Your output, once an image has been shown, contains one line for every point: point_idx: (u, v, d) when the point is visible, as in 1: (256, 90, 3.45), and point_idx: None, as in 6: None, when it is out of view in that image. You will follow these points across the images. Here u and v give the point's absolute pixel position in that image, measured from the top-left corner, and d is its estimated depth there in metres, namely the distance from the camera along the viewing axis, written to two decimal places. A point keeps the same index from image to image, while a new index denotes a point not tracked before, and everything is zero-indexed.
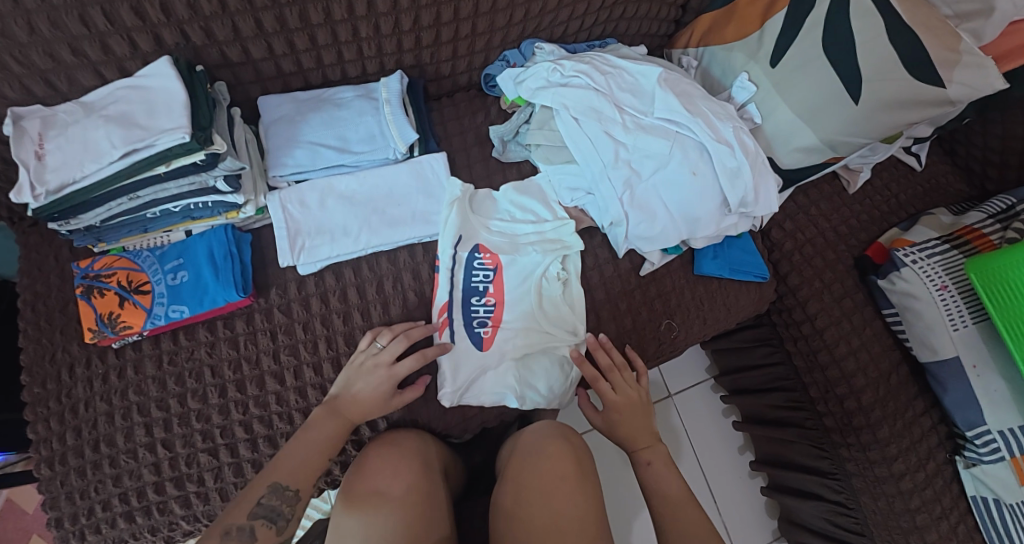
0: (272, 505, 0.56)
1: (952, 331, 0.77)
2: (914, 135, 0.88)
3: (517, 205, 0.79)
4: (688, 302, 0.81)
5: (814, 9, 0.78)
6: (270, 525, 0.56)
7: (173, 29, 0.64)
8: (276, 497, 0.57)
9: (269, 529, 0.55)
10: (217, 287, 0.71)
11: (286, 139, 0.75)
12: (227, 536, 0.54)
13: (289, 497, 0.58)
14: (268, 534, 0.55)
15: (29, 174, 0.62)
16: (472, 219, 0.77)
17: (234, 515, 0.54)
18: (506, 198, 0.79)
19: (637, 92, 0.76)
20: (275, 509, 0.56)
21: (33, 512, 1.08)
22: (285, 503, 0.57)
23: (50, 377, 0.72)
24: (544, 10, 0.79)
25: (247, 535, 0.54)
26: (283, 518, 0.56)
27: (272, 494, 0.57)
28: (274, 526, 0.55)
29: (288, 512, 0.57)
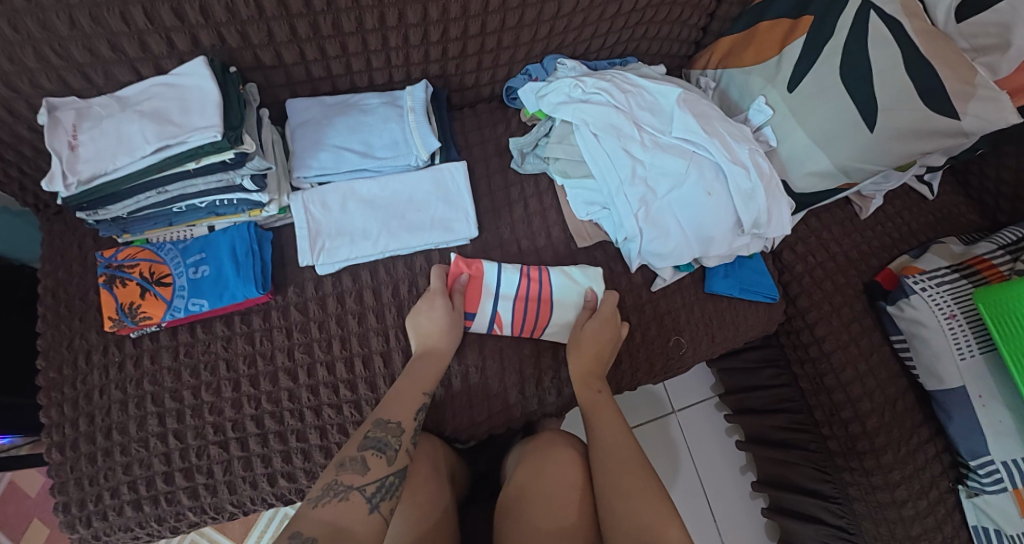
0: (378, 437, 0.59)
1: (958, 360, 0.78)
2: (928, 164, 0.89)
3: (563, 304, 0.76)
4: (697, 320, 0.81)
5: (833, 37, 0.79)
6: (379, 453, 0.57)
7: (210, 30, 0.66)
8: (382, 430, 0.60)
9: (380, 458, 0.57)
10: (237, 283, 0.72)
11: (310, 142, 0.76)
12: (340, 467, 0.55)
13: (392, 429, 0.61)
14: (378, 464, 0.56)
15: (61, 163, 0.64)
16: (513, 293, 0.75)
17: (346, 449, 0.57)
18: (570, 281, 0.77)
19: (656, 111, 0.77)
20: (382, 439, 0.59)
21: (37, 497, 1.08)
22: (389, 434, 0.60)
23: (67, 362, 0.74)
24: (568, 27, 0.81)
25: (360, 465, 0.55)
26: (391, 448, 0.59)
27: (377, 428, 0.60)
28: (383, 455, 0.57)
29: (394, 442, 0.59)
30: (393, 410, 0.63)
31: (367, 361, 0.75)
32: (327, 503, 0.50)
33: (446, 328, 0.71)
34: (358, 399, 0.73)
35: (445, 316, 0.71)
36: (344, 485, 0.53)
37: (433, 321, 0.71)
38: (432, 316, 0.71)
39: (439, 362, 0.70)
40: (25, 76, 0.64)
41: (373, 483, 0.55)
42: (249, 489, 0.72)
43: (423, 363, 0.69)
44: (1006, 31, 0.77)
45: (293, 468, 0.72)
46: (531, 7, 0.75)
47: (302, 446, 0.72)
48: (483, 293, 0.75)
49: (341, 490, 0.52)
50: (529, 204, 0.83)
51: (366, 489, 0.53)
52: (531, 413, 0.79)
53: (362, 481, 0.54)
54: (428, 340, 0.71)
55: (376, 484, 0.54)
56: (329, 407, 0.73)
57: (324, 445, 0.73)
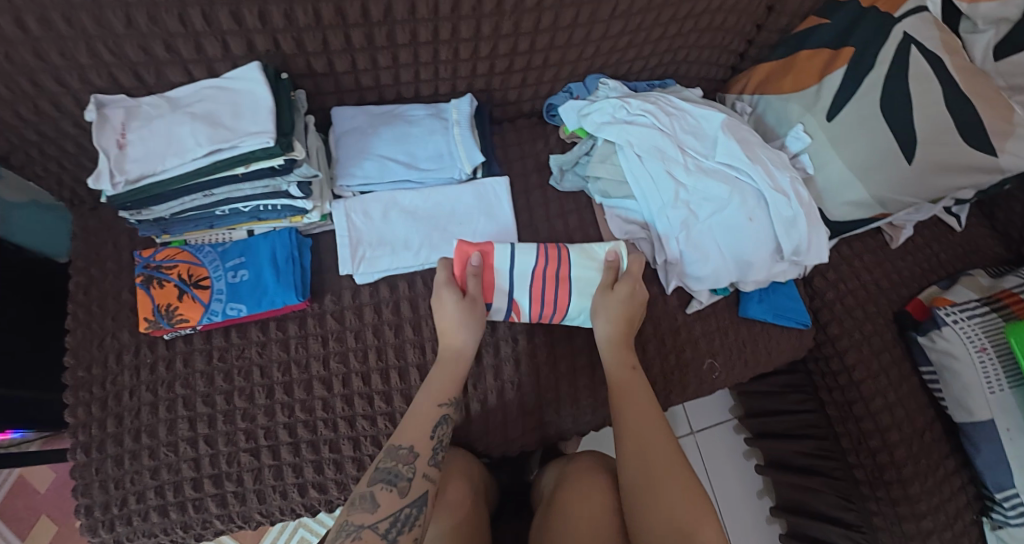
0: (389, 468, 0.57)
1: (988, 394, 0.78)
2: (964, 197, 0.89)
3: (585, 286, 0.73)
4: (731, 344, 0.81)
5: (874, 69, 0.80)
6: (391, 487, 0.56)
7: (266, 36, 0.66)
8: (392, 459, 0.58)
9: (391, 491, 0.55)
10: (276, 289, 0.72)
11: (356, 151, 0.76)
12: (353, 507, 0.54)
13: (404, 456, 0.59)
14: (389, 499, 0.55)
15: (109, 162, 0.63)
16: (529, 278, 0.72)
17: (358, 486, 0.56)
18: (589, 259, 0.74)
19: (699, 135, 0.78)
20: (393, 471, 0.57)
21: (46, 493, 1.06)
22: (400, 463, 0.58)
23: (97, 361, 0.73)
24: (614, 48, 0.82)
25: (369, 503, 0.54)
26: (403, 479, 0.57)
27: (387, 458, 0.58)
28: (394, 488, 0.56)
29: (407, 471, 0.57)
30: (404, 434, 0.61)
31: (402, 374, 0.74)
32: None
33: (460, 323, 0.69)
34: (392, 411, 0.73)
35: (455, 315, 0.69)
36: (355, 524, 0.52)
37: (445, 316, 0.69)
38: (445, 312, 0.69)
39: (459, 363, 0.68)
40: (76, 71, 0.63)
41: (387, 518, 0.53)
42: (278, 499, 0.71)
43: (440, 369, 0.67)
44: None
45: (324, 479, 0.72)
46: (580, 27, 0.77)
47: (334, 457, 0.72)
48: (496, 278, 0.72)
49: (352, 531, 0.52)
50: (563, 210, 0.84)
51: (380, 527, 0.53)
52: (562, 431, 0.78)
53: (374, 519, 0.53)
54: (446, 342, 0.69)
55: (389, 519, 0.54)
56: (363, 419, 0.72)
57: (356, 457, 0.72)
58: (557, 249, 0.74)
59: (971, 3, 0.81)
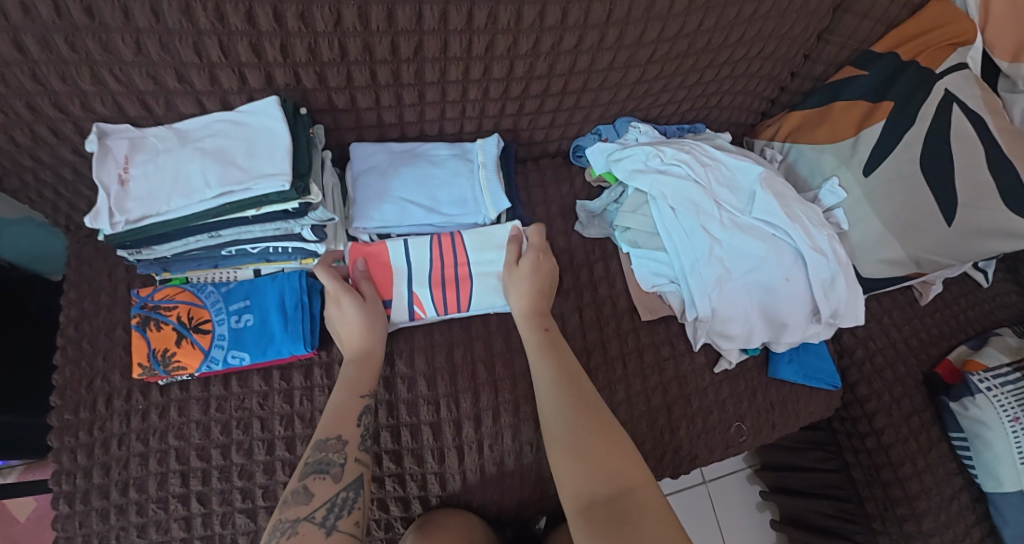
0: (319, 459, 0.52)
1: (1019, 465, 0.75)
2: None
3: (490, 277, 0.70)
4: (760, 405, 0.77)
5: (913, 127, 0.78)
6: (324, 475, 0.51)
7: (287, 70, 0.61)
8: (321, 451, 0.53)
9: (326, 479, 0.51)
10: (284, 338, 0.67)
11: (375, 192, 0.71)
12: (286, 503, 0.49)
13: (334, 445, 0.54)
14: (323, 486, 0.50)
15: (108, 200, 0.57)
16: (427, 263, 0.69)
17: (288, 484, 0.51)
18: (487, 240, 0.70)
19: (734, 188, 0.75)
20: (323, 460, 0.52)
21: (26, 522, 0.99)
22: (331, 452, 0.53)
23: (84, 405, 0.67)
24: (647, 93, 0.79)
25: (303, 494, 0.49)
26: (336, 464, 0.52)
27: (316, 450, 0.53)
28: (328, 475, 0.51)
29: (338, 457, 0.53)
30: (327, 424, 0.56)
31: (415, 432, 0.69)
32: None
33: (363, 323, 0.62)
34: (402, 472, 0.68)
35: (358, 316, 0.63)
36: (288, 521, 0.47)
37: (346, 317, 0.63)
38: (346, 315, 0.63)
39: (374, 359, 0.62)
40: (77, 97, 0.57)
41: (324, 506, 0.49)
42: None
43: (353, 364, 0.61)
44: None
45: None
46: (616, 70, 0.73)
47: None
48: (393, 274, 0.68)
49: (288, 527, 0.46)
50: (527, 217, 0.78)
51: (317, 515, 0.48)
52: None
53: (309, 510, 0.48)
54: (354, 342, 0.62)
55: (325, 506, 0.49)
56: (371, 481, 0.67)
57: None
58: (450, 238, 0.71)
59: (1011, 62, 0.81)
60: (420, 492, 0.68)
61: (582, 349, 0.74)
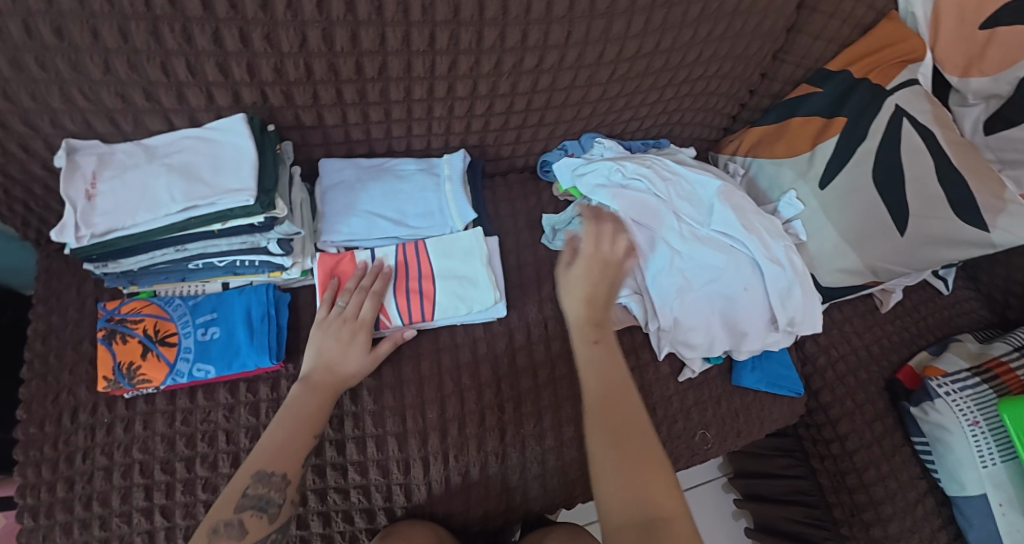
0: (259, 495, 0.52)
1: (981, 469, 0.77)
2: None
3: (454, 284, 0.72)
4: (724, 413, 0.79)
5: (865, 141, 0.81)
6: (259, 514, 0.51)
7: (254, 88, 0.63)
8: (263, 486, 0.53)
9: (259, 520, 0.51)
10: (249, 350, 0.67)
11: (343, 206, 0.73)
12: (212, 535, 0.49)
13: (276, 483, 0.53)
14: (259, 525, 0.51)
15: (74, 214, 0.58)
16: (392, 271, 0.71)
17: (220, 511, 0.50)
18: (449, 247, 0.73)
19: (694, 202, 0.77)
20: (263, 497, 0.52)
21: None
22: (271, 490, 0.53)
23: (50, 418, 0.67)
24: (610, 110, 0.82)
25: (236, 529, 0.50)
26: (274, 505, 0.52)
27: (257, 484, 0.52)
28: (264, 515, 0.51)
29: (278, 498, 0.53)
30: (281, 461, 0.55)
31: (380, 443, 0.69)
32: None
33: (359, 360, 0.64)
34: (367, 483, 0.68)
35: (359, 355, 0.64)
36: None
37: (344, 357, 0.64)
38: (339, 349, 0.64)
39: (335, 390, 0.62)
40: (47, 115, 0.59)
41: None
42: None
43: (314, 395, 0.60)
44: None
45: None
46: (577, 88, 0.76)
47: (301, 534, 0.66)
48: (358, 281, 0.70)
49: None
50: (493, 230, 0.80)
51: None
52: (547, 504, 0.74)
53: None
54: (332, 371, 0.63)
55: None
56: (335, 492, 0.67)
57: (326, 533, 0.67)
58: (413, 247, 0.73)
59: (961, 77, 0.84)
60: (385, 504, 0.68)
61: (547, 359, 0.76)
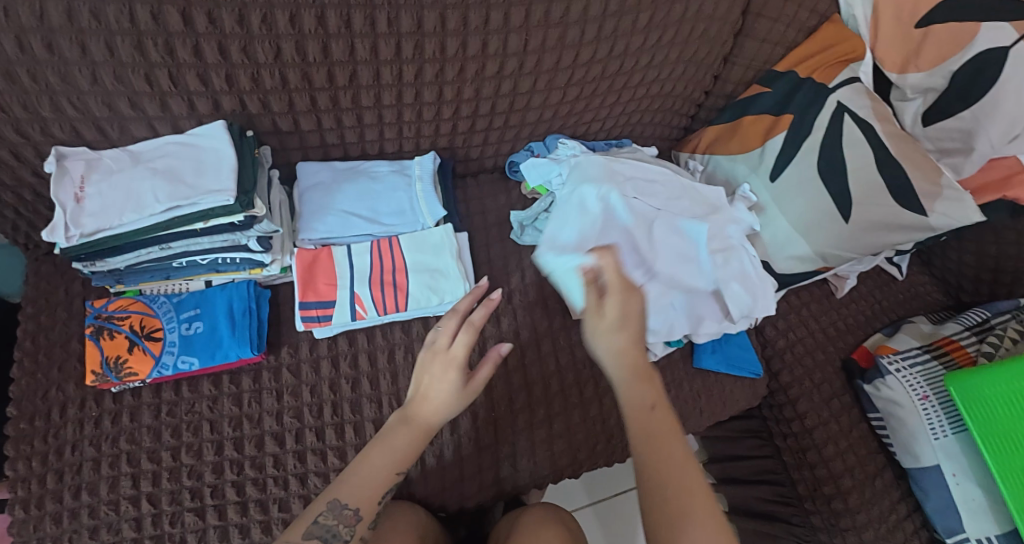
0: (328, 525, 0.53)
1: (933, 440, 0.81)
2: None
3: (425, 275, 0.76)
4: (687, 394, 0.83)
5: (811, 135, 0.86)
6: None
7: (233, 97, 0.68)
8: (334, 517, 0.53)
9: None
10: (231, 343, 0.71)
11: (318, 205, 0.77)
12: None
13: (348, 517, 0.54)
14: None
15: (64, 215, 0.63)
16: (368, 264, 0.76)
17: (291, 532, 0.52)
18: (421, 240, 0.78)
19: (655, 197, 0.84)
20: (331, 529, 0.53)
21: None
22: (341, 524, 0.53)
23: (40, 413, 0.70)
24: (571, 112, 0.87)
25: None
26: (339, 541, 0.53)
27: (330, 513, 0.53)
28: None
29: (345, 533, 0.53)
30: (354, 494, 0.55)
31: (358, 428, 0.73)
32: None
33: (447, 403, 0.58)
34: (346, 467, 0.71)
35: (448, 396, 0.57)
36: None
37: (433, 391, 0.58)
38: (437, 388, 0.58)
39: (423, 434, 0.59)
40: (37, 124, 0.63)
41: None
42: None
43: (403, 429, 0.58)
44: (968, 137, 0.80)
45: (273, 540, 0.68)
46: (538, 93, 0.81)
47: (284, 517, 0.69)
48: (336, 275, 0.75)
49: None
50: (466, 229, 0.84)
51: None
52: (521, 485, 0.78)
53: None
54: (427, 409, 0.58)
55: None
56: (316, 475, 0.71)
57: None
58: (388, 242, 0.78)
59: (900, 73, 0.86)
60: None
61: (515, 347, 0.80)
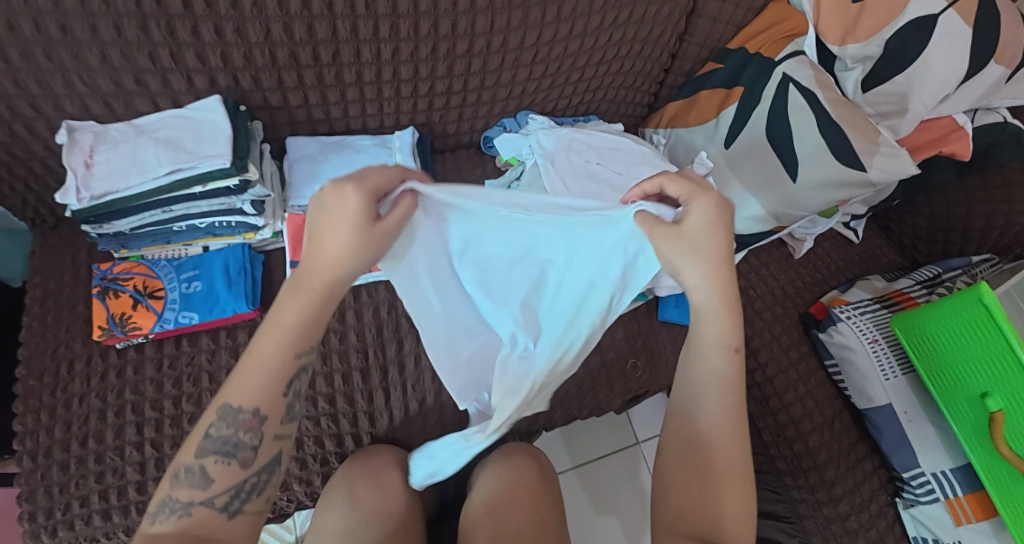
0: (224, 437, 0.46)
1: (884, 381, 0.87)
2: (987, 123, 0.93)
3: None
4: (653, 343, 0.90)
5: (759, 104, 0.93)
6: (227, 460, 0.46)
7: (227, 74, 0.76)
8: (229, 425, 0.45)
9: (227, 466, 0.46)
10: (228, 298, 0.78)
11: (306, 174, 0.84)
12: (175, 479, 0.45)
13: (246, 421, 0.46)
14: (226, 473, 0.46)
15: (76, 179, 0.71)
16: None
17: (182, 455, 0.46)
18: None
19: (616, 162, 0.90)
20: (230, 439, 0.46)
21: None
22: (239, 431, 0.46)
23: (48, 371, 0.76)
24: (539, 89, 0.95)
25: (199, 478, 0.45)
26: (245, 448, 0.46)
27: (222, 422, 0.45)
28: (231, 462, 0.46)
29: (250, 440, 0.46)
30: (240, 393, 0.45)
31: (346, 376, 0.79)
32: (163, 524, 0.44)
33: (347, 248, 0.44)
34: (335, 412, 0.77)
35: (346, 239, 0.43)
36: (181, 501, 0.45)
37: (330, 235, 0.44)
38: (335, 225, 0.43)
39: (325, 292, 0.45)
40: (51, 99, 0.70)
41: (226, 493, 0.46)
42: None
43: (294, 295, 0.45)
44: (902, 99, 0.88)
45: None
46: (507, 70, 0.89)
47: None
48: None
49: (179, 509, 0.44)
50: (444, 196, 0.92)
51: (217, 502, 0.46)
52: None
53: (207, 495, 0.45)
54: (325, 259, 0.44)
55: (228, 493, 0.46)
56: (307, 420, 0.76)
57: (300, 456, 0.75)
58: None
59: (839, 44, 0.90)
60: (352, 429, 0.78)
61: None
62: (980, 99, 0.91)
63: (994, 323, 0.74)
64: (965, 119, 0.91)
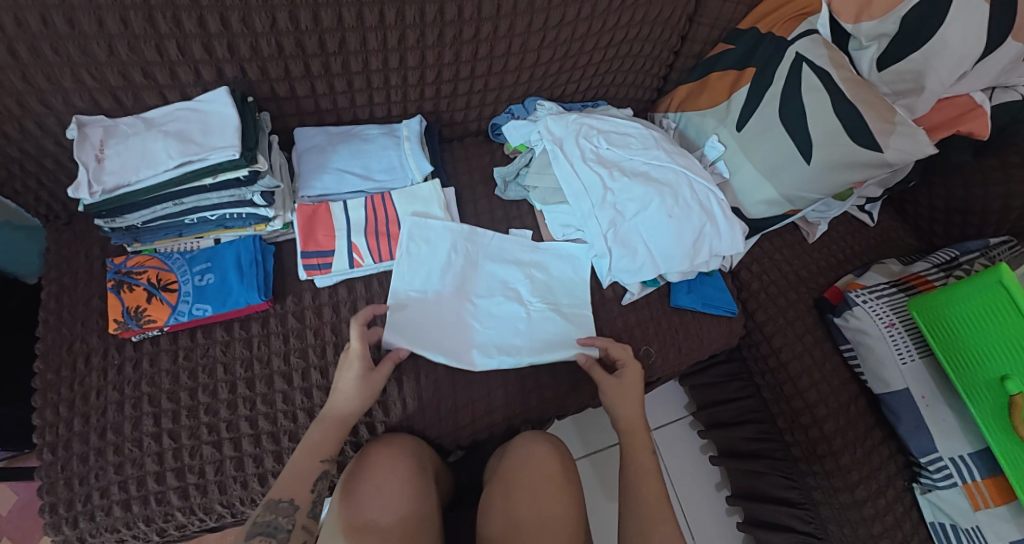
0: (267, 522, 0.58)
1: (901, 365, 0.86)
2: (1006, 101, 0.90)
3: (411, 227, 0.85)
4: (664, 330, 0.90)
5: (771, 86, 0.91)
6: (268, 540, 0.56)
7: (234, 65, 0.75)
8: (271, 513, 0.59)
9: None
10: (240, 289, 0.78)
11: (316, 165, 0.85)
12: None
13: (283, 509, 0.60)
14: None
15: (87, 174, 0.70)
16: (363, 216, 0.84)
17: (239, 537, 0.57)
18: (409, 198, 0.86)
19: (626, 147, 0.88)
20: (271, 523, 0.58)
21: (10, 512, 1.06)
22: (280, 516, 0.59)
23: (65, 364, 0.77)
24: (546, 74, 0.94)
25: None
26: (282, 531, 0.58)
27: (267, 511, 0.59)
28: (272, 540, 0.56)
29: (286, 523, 0.59)
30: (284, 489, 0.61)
31: None
32: None
33: (356, 392, 0.70)
34: None
35: (355, 384, 0.70)
36: None
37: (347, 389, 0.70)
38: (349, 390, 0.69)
39: (337, 425, 0.68)
40: (59, 94, 0.70)
41: None
42: (238, 489, 0.74)
43: (320, 426, 0.68)
44: (919, 77, 0.85)
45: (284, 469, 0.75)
46: (513, 56, 0.88)
47: (294, 447, 0.76)
48: (334, 227, 0.83)
49: None
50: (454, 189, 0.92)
51: None
52: (511, 416, 0.84)
53: None
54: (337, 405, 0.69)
55: None
56: None
57: None
58: (381, 198, 0.86)
59: (854, 22, 0.88)
60: (367, 419, 0.78)
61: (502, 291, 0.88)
62: (998, 76, 0.88)
63: (1014, 305, 0.73)
64: (984, 98, 0.89)
